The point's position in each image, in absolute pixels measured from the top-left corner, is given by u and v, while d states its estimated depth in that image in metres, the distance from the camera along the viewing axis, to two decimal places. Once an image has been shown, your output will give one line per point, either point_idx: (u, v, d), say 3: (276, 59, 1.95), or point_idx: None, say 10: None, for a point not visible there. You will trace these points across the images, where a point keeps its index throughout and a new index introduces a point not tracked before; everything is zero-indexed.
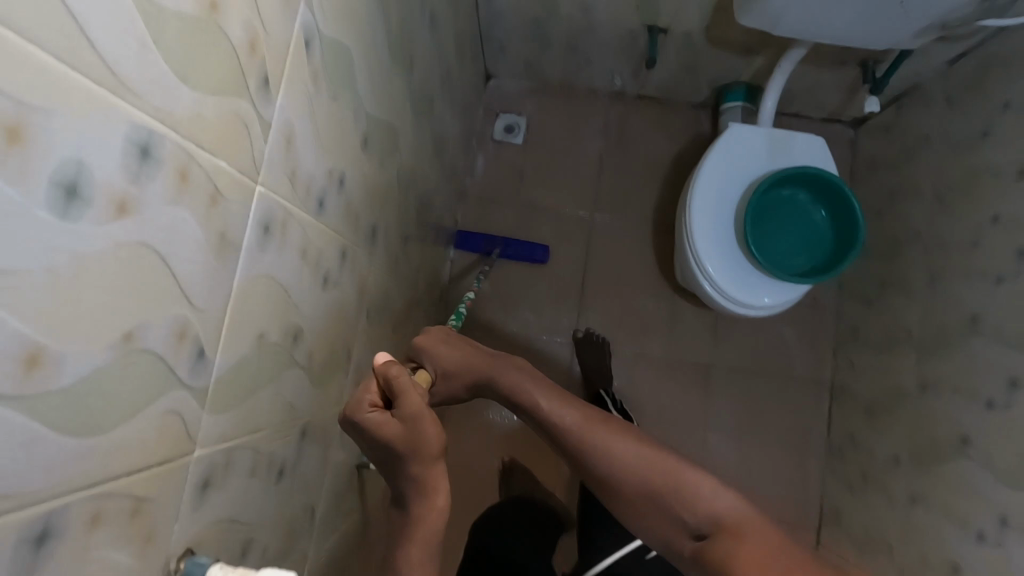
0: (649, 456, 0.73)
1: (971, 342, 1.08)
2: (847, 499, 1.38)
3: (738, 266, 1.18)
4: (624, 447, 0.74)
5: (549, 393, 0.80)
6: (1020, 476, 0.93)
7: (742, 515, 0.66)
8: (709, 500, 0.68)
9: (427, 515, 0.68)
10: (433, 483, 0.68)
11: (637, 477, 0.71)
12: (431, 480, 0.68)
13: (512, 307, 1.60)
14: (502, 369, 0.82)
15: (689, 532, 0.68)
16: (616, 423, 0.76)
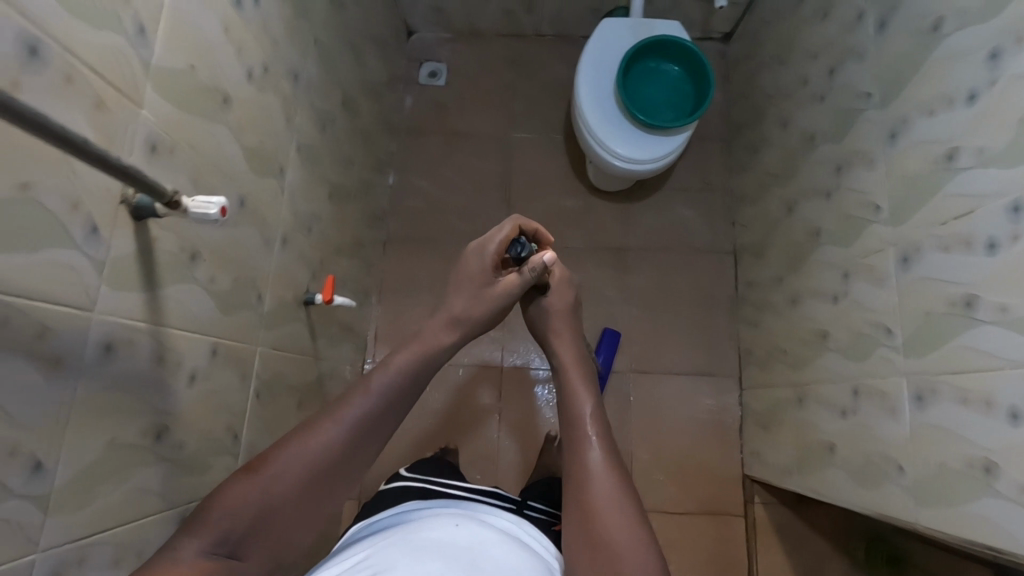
0: (630, 516, 0.82)
1: (812, 154, 1.30)
2: (753, 336, 1.57)
3: (621, 127, 1.39)
4: (618, 502, 0.84)
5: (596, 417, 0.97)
6: (848, 233, 1.13)
7: None
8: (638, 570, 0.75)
9: (436, 333, 0.95)
10: (460, 315, 0.97)
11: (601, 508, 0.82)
12: (460, 313, 0.98)
13: (446, 219, 1.77)
14: (575, 372, 1.05)
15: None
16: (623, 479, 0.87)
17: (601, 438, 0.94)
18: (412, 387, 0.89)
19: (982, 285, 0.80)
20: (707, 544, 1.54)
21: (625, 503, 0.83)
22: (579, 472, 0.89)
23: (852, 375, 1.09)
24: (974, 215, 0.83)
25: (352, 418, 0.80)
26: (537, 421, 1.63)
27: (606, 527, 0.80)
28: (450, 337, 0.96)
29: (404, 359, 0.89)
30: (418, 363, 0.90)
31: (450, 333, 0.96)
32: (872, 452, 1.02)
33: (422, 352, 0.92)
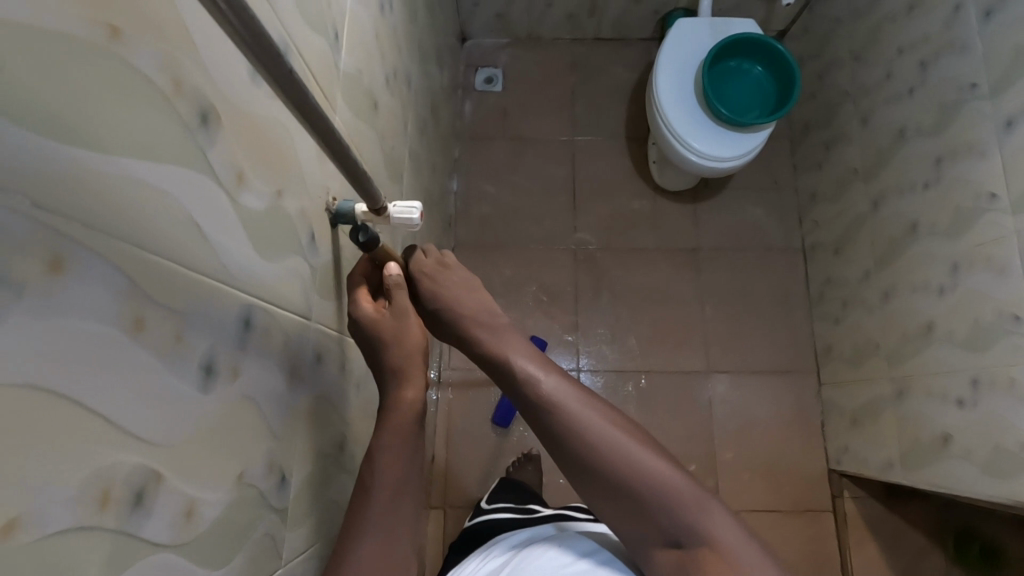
0: (665, 470, 0.66)
1: (902, 147, 1.30)
2: (835, 332, 1.57)
3: (705, 125, 1.39)
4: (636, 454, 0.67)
5: (542, 368, 0.71)
6: (957, 224, 1.13)
7: (737, 541, 0.64)
8: (712, 528, 0.64)
9: (398, 403, 0.65)
10: (410, 372, 0.65)
11: (634, 483, 0.65)
12: (408, 371, 0.65)
13: (515, 224, 1.77)
14: (491, 327, 0.75)
15: (670, 545, 0.64)
16: (620, 420, 0.69)
17: (564, 391, 0.70)
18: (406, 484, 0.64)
19: None
20: (800, 541, 1.53)
21: (642, 459, 0.66)
22: (573, 449, 0.67)
23: (972, 365, 1.09)
24: None
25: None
26: None
27: (646, 499, 0.65)
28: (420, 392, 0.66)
29: (380, 440, 0.64)
30: (397, 458, 0.63)
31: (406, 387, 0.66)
32: (1001, 441, 1.02)
33: (383, 439, 0.63)
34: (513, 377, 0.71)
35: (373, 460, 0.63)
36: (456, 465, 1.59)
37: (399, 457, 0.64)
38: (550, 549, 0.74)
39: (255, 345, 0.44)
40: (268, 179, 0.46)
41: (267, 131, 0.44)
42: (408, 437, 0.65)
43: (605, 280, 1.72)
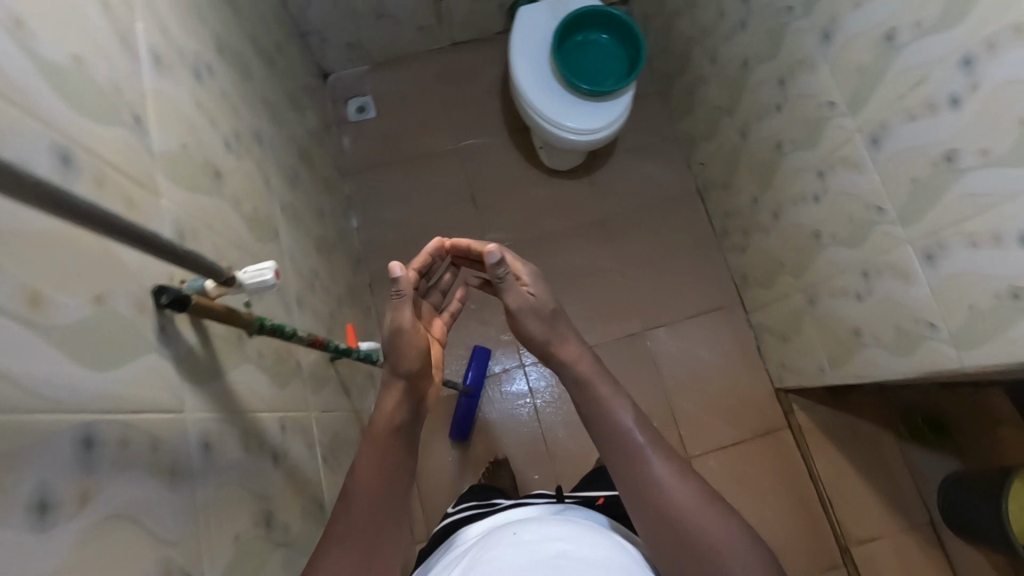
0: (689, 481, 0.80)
1: (750, 77, 1.38)
2: (745, 260, 1.64)
3: (570, 102, 1.43)
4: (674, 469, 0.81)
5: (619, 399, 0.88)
6: (811, 135, 1.21)
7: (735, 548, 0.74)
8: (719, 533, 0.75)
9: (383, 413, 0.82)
10: (388, 387, 0.84)
11: (661, 480, 0.80)
12: (389, 385, 0.84)
13: (423, 242, 1.77)
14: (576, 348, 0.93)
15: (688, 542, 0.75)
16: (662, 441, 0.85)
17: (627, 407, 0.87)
18: (393, 476, 0.78)
19: (955, 138, 0.89)
20: (767, 460, 1.62)
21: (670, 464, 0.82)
22: (617, 447, 0.84)
23: (858, 258, 1.17)
24: (931, 80, 0.90)
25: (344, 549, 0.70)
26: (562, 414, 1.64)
27: (671, 500, 0.78)
28: (393, 409, 0.82)
29: (369, 448, 0.79)
30: (386, 457, 0.79)
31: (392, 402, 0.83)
32: (898, 321, 1.10)
33: (372, 438, 0.80)
34: (581, 388, 0.90)
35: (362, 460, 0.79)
36: (433, 494, 1.58)
37: (382, 453, 0.79)
38: (514, 531, 0.82)
39: (106, 462, 0.43)
40: (77, 289, 0.44)
41: (57, 241, 0.42)
42: (397, 438, 0.81)
43: None
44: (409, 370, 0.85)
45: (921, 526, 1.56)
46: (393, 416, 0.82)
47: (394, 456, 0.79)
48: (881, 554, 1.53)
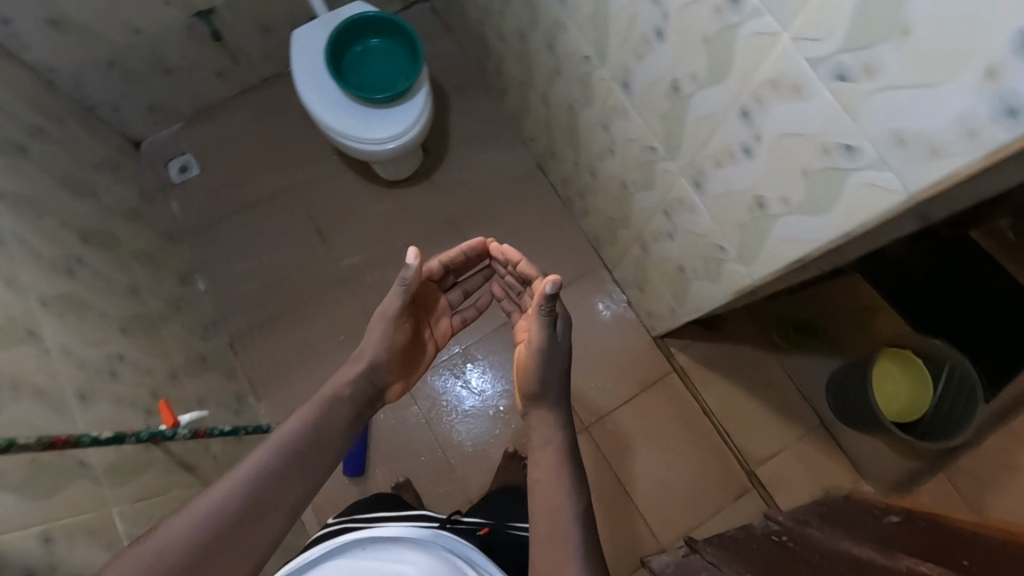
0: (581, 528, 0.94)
1: (531, 49, 1.38)
2: (590, 223, 1.65)
3: (364, 113, 1.40)
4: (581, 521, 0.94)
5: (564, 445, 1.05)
6: (586, 91, 1.22)
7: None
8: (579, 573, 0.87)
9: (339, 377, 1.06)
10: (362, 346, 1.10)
11: (560, 515, 0.94)
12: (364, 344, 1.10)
13: (277, 287, 1.71)
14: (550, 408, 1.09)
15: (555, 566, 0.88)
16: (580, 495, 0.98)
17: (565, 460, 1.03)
18: (328, 434, 1.00)
19: (672, 68, 0.89)
20: (663, 409, 1.63)
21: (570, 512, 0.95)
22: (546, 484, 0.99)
23: (657, 200, 1.18)
24: (638, 17, 0.91)
25: (252, 473, 0.90)
26: (456, 421, 1.67)
27: (560, 538, 0.92)
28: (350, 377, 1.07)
29: (316, 407, 1.01)
30: (331, 413, 1.02)
31: (353, 367, 1.08)
32: (701, 252, 1.12)
33: (326, 392, 1.04)
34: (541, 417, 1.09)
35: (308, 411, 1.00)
36: None
37: (323, 409, 1.01)
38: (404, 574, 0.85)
39: None
40: None
41: None
42: (355, 399, 1.06)
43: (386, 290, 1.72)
44: (376, 355, 1.09)
45: (812, 429, 1.62)
46: (349, 379, 1.07)
47: (340, 414, 1.03)
48: (783, 467, 1.58)
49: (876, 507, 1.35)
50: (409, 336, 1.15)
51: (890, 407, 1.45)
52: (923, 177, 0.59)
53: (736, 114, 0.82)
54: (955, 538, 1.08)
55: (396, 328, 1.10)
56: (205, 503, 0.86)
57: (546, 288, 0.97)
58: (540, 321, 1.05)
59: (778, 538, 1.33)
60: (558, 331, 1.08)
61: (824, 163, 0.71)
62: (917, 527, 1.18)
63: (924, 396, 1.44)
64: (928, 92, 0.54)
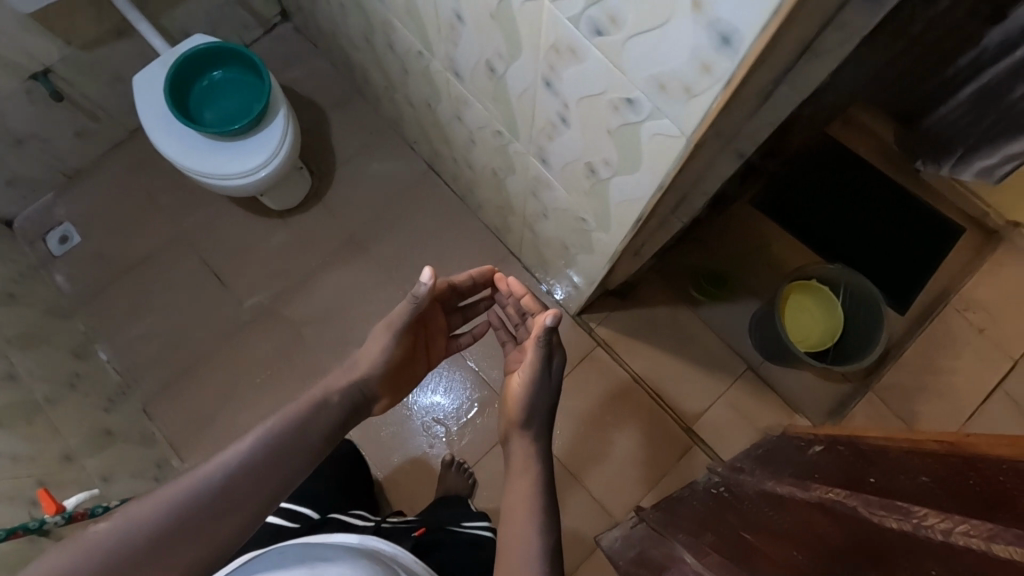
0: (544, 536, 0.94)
1: (380, 54, 1.35)
2: (487, 215, 1.64)
3: (221, 148, 1.35)
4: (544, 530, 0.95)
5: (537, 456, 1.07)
6: (432, 87, 1.20)
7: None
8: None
9: (330, 378, 1.01)
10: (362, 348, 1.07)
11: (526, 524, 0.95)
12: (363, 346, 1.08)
13: (184, 341, 1.65)
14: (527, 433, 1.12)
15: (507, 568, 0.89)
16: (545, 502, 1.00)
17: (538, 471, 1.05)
18: (314, 435, 0.91)
19: (479, 50, 0.88)
20: (594, 384, 1.63)
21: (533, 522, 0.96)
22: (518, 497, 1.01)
23: (521, 183, 1.17)
24: (439, 4, 0.89)
25: (230, 462, 0.81)
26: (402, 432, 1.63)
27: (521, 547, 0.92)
28: (338, 383, 1.00)
29: (307, 406, 0.93)
30: (320, 413, 0.93)
31: (349, 373, 1.03)
32: (569, 227, 1.11)
33: (320, 392, 0.97)
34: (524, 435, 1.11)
35: (292, 414, 0.90)
36: None
37: (313, 413, 0.92)
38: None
39: None
40: None
41: None
42: (350, 403, 0.99)
43: (297, 321, 1.68)
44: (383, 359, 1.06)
45: (741, 373, 1.63)
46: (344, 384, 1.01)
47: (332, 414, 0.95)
48: (718, 417, 1.60)
49: (803, 438, 1.36)
50: (410, 348, 1.14)
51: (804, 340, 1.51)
52: (689, 120, 0.58)
53: (541, 86, 0.80)
54: (866, 456, 1.10)
55: (401, 337, 1.09)
56: (173, 492, 0.77)
57: (547, 319, 1.03)
58: (537, 348, 1.10)
59: (718, 490, 1.34)
60: (552, 367, 1.15)
61: (618, 120, 0.69)
62: (834, 452, 1.19)
63: (831, 322, 1.51)
64: (661, 32, 0.53)
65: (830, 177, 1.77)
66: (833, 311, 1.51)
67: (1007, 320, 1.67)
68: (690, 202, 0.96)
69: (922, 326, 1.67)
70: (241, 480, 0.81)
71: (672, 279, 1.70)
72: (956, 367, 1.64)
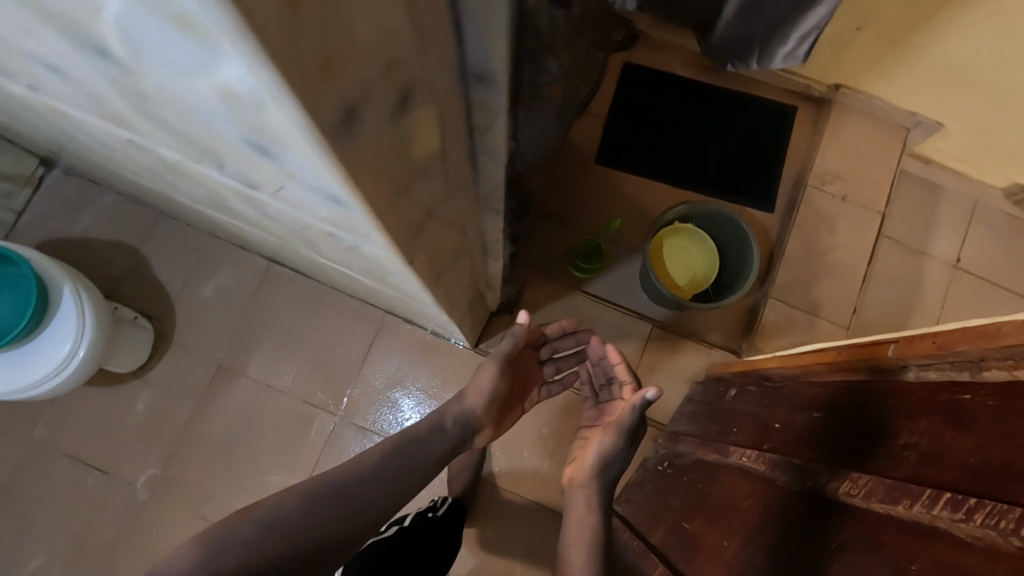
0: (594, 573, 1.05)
1: (141, 187, 1.20)
2: (344, 289, 1.53)
3: (23, 355, 1.23)
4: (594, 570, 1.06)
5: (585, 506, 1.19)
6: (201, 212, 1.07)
7: None
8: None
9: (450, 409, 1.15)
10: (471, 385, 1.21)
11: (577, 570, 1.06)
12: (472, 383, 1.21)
13: (89, 551, 1.50)
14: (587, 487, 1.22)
15: None
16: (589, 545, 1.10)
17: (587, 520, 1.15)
18: (435, 446, 1.07)
19: (194, 192, 0.77)
20: None
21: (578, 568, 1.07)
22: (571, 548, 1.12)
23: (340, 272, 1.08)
24: (128, 159, 0.77)
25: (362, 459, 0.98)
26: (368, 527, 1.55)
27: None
28: (448, 421, 1.12)
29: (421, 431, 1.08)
30: (447, 433, 1.11)
31: (464, 403, 1.17)
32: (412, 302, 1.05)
33: (448, 414, 1.14)
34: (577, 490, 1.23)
35: (419, 437, 1.07)
36: None
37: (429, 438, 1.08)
38: None
39: None
40: None
41: None
42: (470, 419, 1.17)
43: (199, 476, 1.55)
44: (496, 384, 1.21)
45: (650, 334, 1.62)
46: (470, 407, 1.18)
47: (453, 427, 1.13)
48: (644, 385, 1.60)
49: (720, 383, 1.36)
50: (510, 385, 1.28)
51: (682, 290, 1.54)
52: (385, 249, 0.51)
53: (266, 218, 0.71)
54: (769, 396, 1.09)
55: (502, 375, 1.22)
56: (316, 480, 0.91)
57: (650, 393, 1.09)
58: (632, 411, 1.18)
59: (662, 468, 1.31)
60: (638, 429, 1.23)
61: (341, 245, 0.61)
62: (745, 397, 1.18)
63: (702, 265, 1.55)
64: (287, 190, 0.44)
65: (653, 110, 1.78)
66: (702, 254, 1.55)
67: (860, 180, 1.72)
68: (493, 247, 0.89)
69: (791, 218, 1.70)
70: (376, 473, 0.96)
71: (551, 270, 1.66)
72: (832, 243, 1.68)
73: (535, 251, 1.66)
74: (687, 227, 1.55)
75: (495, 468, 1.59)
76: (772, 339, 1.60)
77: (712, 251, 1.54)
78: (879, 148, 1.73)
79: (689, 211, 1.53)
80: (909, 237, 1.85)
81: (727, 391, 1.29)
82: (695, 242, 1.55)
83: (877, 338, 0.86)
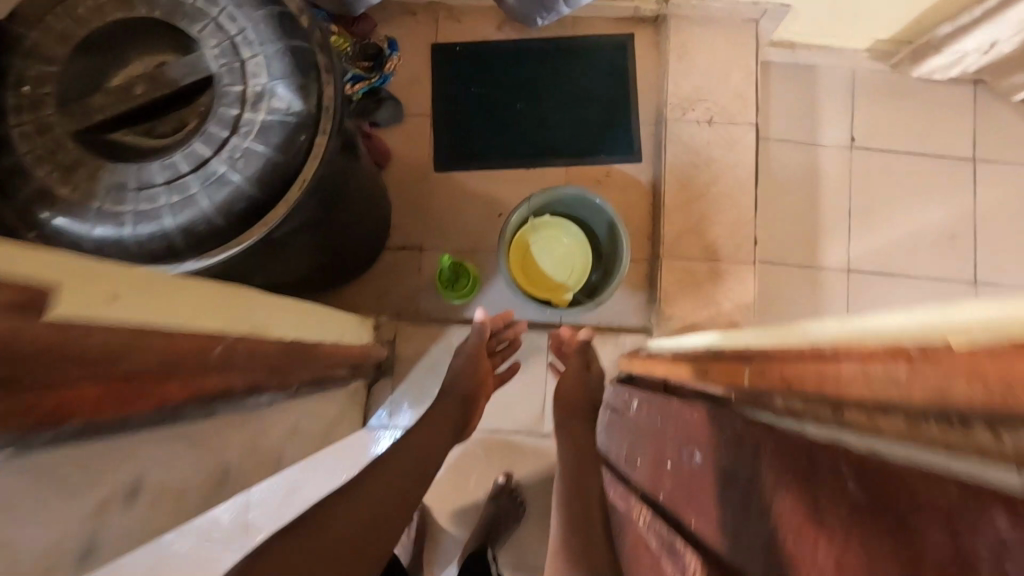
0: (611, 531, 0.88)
1: None
2: None
3: None
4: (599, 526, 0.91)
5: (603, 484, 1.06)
6: None
7: None
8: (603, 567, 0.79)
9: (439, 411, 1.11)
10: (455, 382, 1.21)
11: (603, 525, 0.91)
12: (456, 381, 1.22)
13: None
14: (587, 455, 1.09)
15: None
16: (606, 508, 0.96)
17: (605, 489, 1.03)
18: (427, 451, 0.95)
19: None
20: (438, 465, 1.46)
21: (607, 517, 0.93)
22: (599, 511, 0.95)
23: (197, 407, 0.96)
24: None
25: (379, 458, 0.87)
26: None
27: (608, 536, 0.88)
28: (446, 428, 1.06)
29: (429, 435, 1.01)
30: (433, 441, 1.00)
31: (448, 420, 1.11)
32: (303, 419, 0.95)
33: (418, 429, 1.02)
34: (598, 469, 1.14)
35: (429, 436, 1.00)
36: None
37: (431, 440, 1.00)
38: None
39: None
40: None
41: None
42: (447, 425, 1.08)
43: None
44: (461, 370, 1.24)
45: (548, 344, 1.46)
46: (440, 417, 1.09)
47: (438, 435, 1.03)
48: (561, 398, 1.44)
49: (626, 391, 1.21)
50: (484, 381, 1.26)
51: (560, 297, 1.34)
52: None
53: None
54: (660, 417, 0.93)
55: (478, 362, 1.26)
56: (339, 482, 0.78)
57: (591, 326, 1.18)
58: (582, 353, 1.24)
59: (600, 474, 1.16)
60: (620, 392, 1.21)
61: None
62: (646, 412, 1.02)
63: (571, 261, 1.37)
64: None
65: (479, 89, 1.56)
66: (566, 250, 1.38)
67: (724, 93, 1.51)
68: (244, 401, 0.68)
69: (661, 161, 1.51)
70: (420, 458, 0.91)
71: (425, 309, 1.49)
72: (712, 175, 1.49)
73: (402, 293, 1.50)
74: (541, 224, 1.37)
75: (433, 539, 1.44)
76: (678, 304, 1.44)
77: (579, 239, 1.37)
78: (734, 52, 1.52)
79: (542, 204, 1.34)
80: (797, 133, 1.68)
81: (630, 402, 1.13)
82: (555, 238, 1.38)
83: (738, 355, 0.71)
